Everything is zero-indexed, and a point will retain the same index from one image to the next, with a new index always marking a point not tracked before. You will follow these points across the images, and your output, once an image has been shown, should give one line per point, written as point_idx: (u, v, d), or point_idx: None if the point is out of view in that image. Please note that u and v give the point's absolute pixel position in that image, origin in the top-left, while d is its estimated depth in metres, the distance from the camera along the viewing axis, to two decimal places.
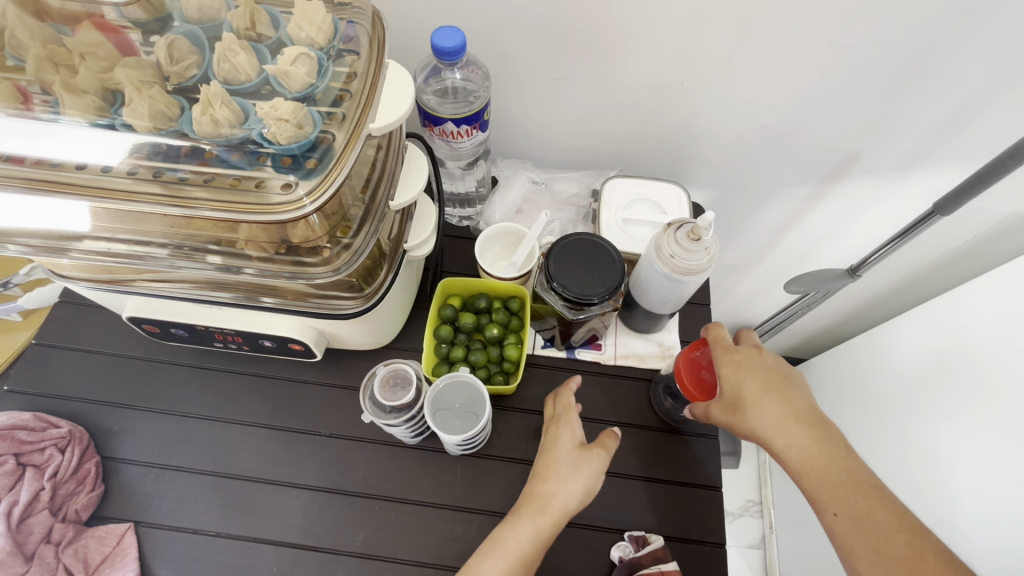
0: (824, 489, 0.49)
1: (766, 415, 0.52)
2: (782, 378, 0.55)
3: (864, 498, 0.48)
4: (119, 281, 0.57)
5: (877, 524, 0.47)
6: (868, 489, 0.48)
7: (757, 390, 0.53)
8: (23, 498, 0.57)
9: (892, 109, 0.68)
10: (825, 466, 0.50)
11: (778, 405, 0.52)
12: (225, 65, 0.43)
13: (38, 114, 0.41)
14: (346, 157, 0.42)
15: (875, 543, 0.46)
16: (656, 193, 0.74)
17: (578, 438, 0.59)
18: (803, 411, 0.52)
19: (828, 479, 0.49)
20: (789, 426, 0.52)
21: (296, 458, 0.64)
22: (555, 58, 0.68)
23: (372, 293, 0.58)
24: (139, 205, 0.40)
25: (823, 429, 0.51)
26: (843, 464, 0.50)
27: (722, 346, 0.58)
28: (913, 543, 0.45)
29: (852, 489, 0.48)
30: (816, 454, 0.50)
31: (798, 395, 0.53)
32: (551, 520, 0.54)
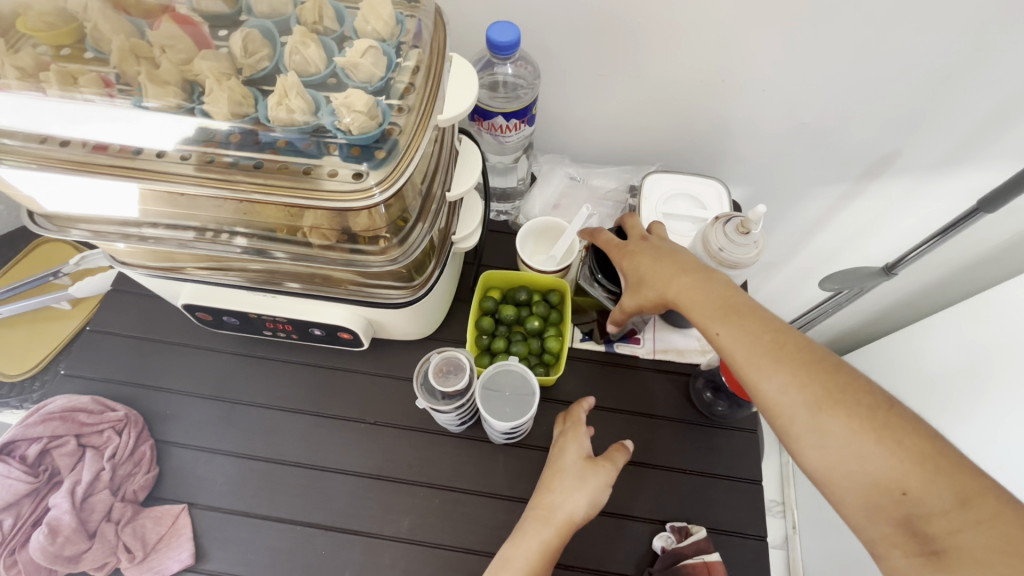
0: (706, 315, 0.51)
1: (653, 272, 0.55)
2: (669, 248, 0.57)
3: (741, 315, 0.49)
4: (177, 268, 0.59)
5: (756, 334, 0.47)
6: (742, 307, 0.50)
7: (646, 260, 0.57)
8: (86, 478, 0.59)
9: (936, 106, 0.67)
10: (703, 296, 0.51)
11: (665, 263, 0.55)
12: (297, 57, 0.44)
13: (121, 102, 0.42)
14: (413, 147, 0.43)
15: (755, 349, 0.47)
16: (696, 188, 0.74)
17: (584, 450, 0.59)
18: (682, 261, 0.55)
19: (705, 307, 0.51)
20: (675, 274, 0.54)
21: (342, 445, 0.66)
22: (599, 53, 0.68)
23: (420, 284, 0.59)
24: (179, 185, 0.42)
25: (704, 271, 0.53)
26: (718, 292, 0.51)
27: (614, 246, 0.61)
28: (785, 336, 0.47)
29: (729, 310, 0.50)
30: (695, 290, 0.52)
31: (680, 253, 0.56)
32: (553, 531, 0.53)
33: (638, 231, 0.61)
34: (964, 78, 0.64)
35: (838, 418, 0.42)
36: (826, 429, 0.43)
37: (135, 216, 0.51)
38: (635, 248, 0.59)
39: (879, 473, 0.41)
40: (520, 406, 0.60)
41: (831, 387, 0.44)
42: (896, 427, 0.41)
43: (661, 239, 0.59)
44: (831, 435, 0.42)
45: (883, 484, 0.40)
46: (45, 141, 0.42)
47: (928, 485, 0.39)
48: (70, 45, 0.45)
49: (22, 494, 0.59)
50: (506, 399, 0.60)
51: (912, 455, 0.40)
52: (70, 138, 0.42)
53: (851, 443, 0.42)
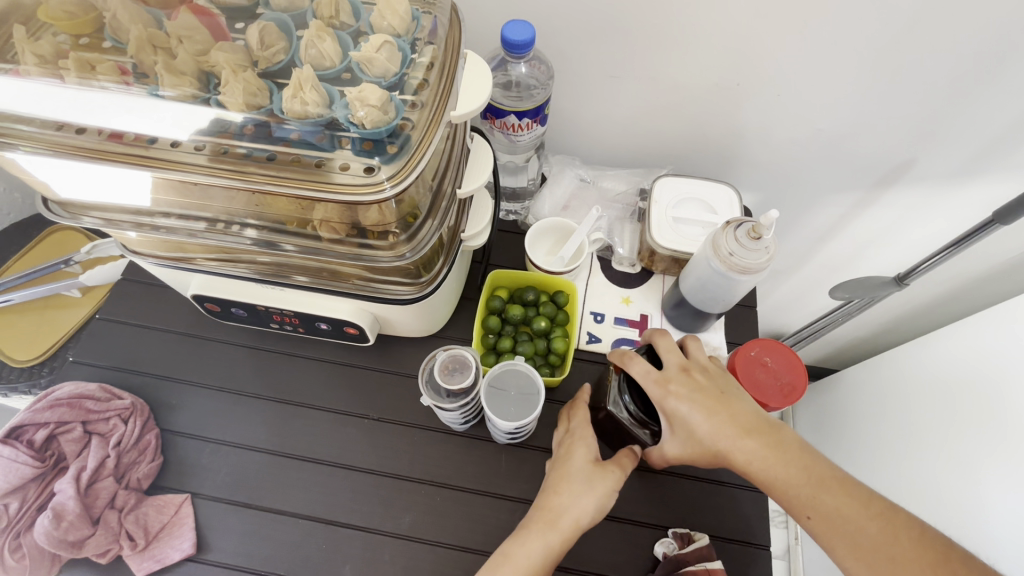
0: (793, 491, 0.49)
1: (716, 432, 0.51)
2: (720, 392, 0.53)
3: (834, 495, 0.48)
4: (188, 258, 0.60)
5: (856, 522, 0.47)
6: (833, 483, 0.48)
7: (699, 411, 0.51)
8: (91, 464, 0.60)
9: (952, 116, 0.67)
10: (784, 470, 0.49)
11: (725, 419, 0.52)
12: (313, 50, 0.44)
13: (138, 92, 0.42)
14: (426, 143, 0.43)
15: (862, 541, 0.46)
16: (707, 193, 0.74)
17: (592, 454, 0.57)
18: (745, 419, 0.52)
19: (791, 484, 0.49)
20: (740, 437, 0.51)
21: (346, 440, 0.66)
22: (612, 55, 0.68)
23: (428, 281, 0.59)
24: (191, 174, 0.42)
25: (770, 431, 0.51)
26: (798, 464, 0.50)
27: (651, 377, 0.54)
28: (887, 522, 0.46)
29: (819, 487, 0.48)
30: (772, 461, 0.50)
31: (736, 402, 0.53)
32: (560, 537, 0.52)
33: (678, 362, 0.55)
34: (982, 87, 0.63)
35: None
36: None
37: (148, 205, 0.52)
38: (679, 390, 0.53)
39: None
40: (526, 405, 0.58)
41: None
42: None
43: (705, 376, 0.55)
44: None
45: None
46: (62, 128, 0.43)
47: None
48: (89, 34, 0.45)
49: (28, 479, 0.59)
50: (512, 398, 0.59)
51: None
52: (85, 126, 0.43)
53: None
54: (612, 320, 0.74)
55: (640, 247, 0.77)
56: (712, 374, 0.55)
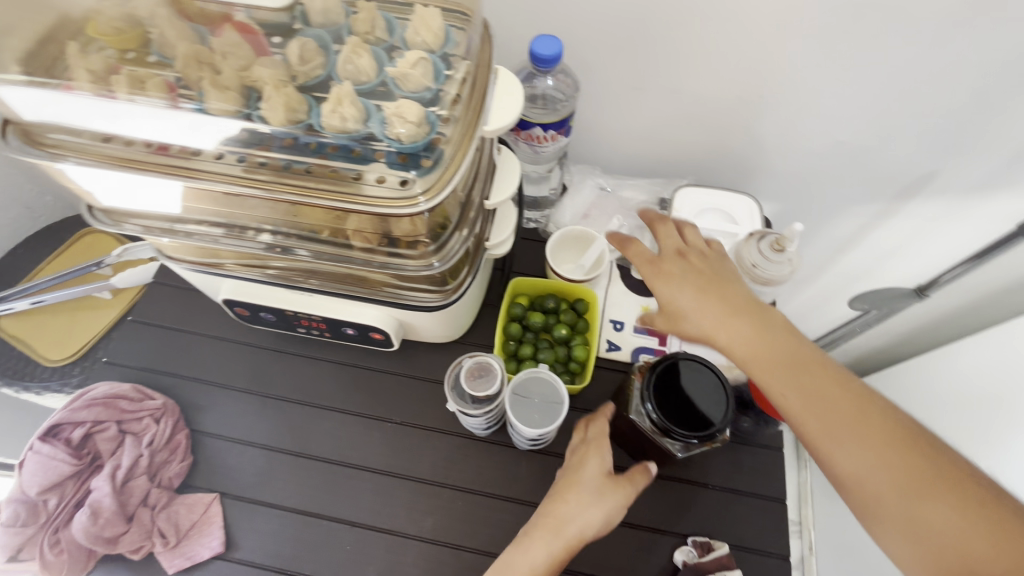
0: (771, 370, 0.48)
1: (705, 311, 0.51)
2: (716, 275, 0.53)
3: (816, 375, 0.47)
4: (220, 264, 0.61)
5: (832, 402, 0.46)
6: (815, 367, 0.47)
7: (692, 292, 0.52)
8: (125, 463, 0.61)
9: (974, 129, 0.67)
10: (767, 348, 0.48)
11: (716, 299, 0.51)
12: (350, 66, 0.46)
13: (184, 107, 0.44)
14: (459, 158, 0.44)
15: (850, 427, 0.44)
16: (728, 203, 0.74)
17: (604, 468, 0.59)
18: (737, 301, 0.51)
19: (771, 361, 0.48)
20: (727, 317, 0.50)
21: (370, 443, 0.67)
22: (636, 67, 0.69)
23: (453, 289, 0.61)
24: (233, 185, 0.44)
25: (759, 313, 0.51)
26: (789, 346, 0.49)
27: (647, 261, 0.55)
28: (868, 408, 0.45)
29: (800, 369, 0.47)
30: (757, 341, 0.49)
31: (731, 287, 0.53)
32: (564, 545, 0.53)
33: (675, 249, 0.56)
34: (1009, 100, 0.63)
35: (937, 507, 0.41)
36: (913, 513, 0.41)
37: (175, 212, 0.54)
38: (674, 273, 0.54)
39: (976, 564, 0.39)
40: (550, 412, 0.59)
41: (926, 473, 0.42)
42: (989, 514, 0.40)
43: (701, 260, 0.55)
44: (926, 521, 0.41)
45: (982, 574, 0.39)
46: (109, 140, 0.45)
47: None
48: (135, 49, 0.47)
49: (66, 476, 0.61)
50: (536, 406, 0.60)
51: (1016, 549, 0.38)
52: (134, 139, 0.44)
53: (940, 531, 0.40)
54: (632, 328, 0.75)
55: None
56: (709, 258, 0.55)
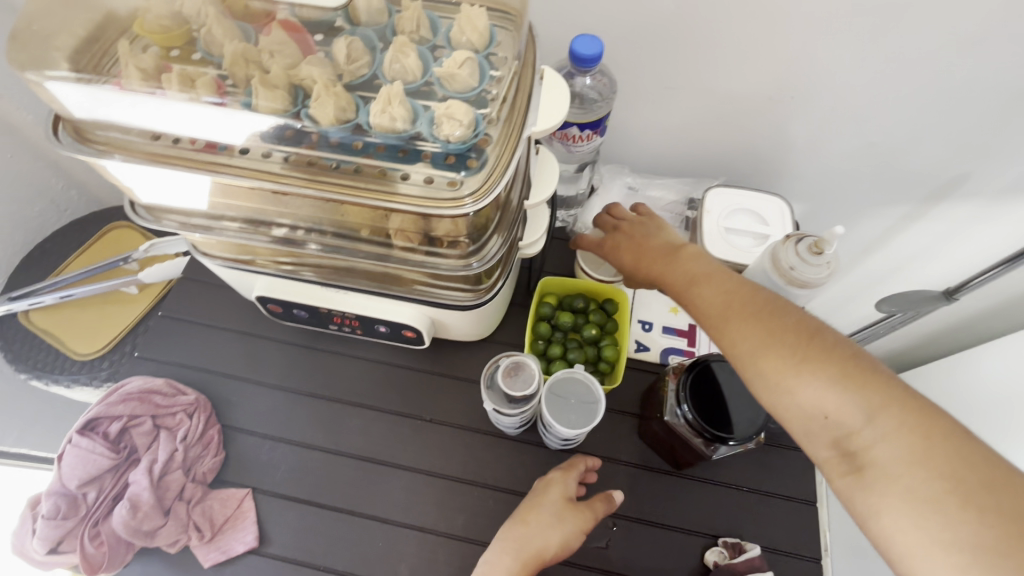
0: (668, 286, 0.53)
1: (632, 258, 0.58)
2: (642, 234, 0.60)
3: (697, 281, 0.50)
4: (256, 262, 0.61)
5: (704, 296, 0.48)
6: (697, 274, 0.50)
7: (620, 252, 0.60)
8: (161, 457, 0.62)
9: (1011, 130, 0.66)
10: (662, 271, 0.54)
11: (638, 251, 0.58)
12: (397, 66, 0.46)
13: (229, 106, 0.43)
14: (506, 158, 0.44)
15: (733, 321, 0.45)
16: (759, 204, 0.74)
17: (568, 491, 0.59)
18: (651, 244, 0.58)
19: (665, 279, 0.53)
20: (642, 259, 0.57)
21: (399, 440, 0.67)
22: (669, 67, 0.69)
23: (486, 290, 0.60)
24: (280, 185, 0.44)
25: (667, 248, 0.56)
26: (688, 265, 0.52)
27: (595, 247, 0.64)
28: (732, 293, 0.47)
29: (684, 278, 0.51)
30: (657, 266, 0.54)
31: (652, 237, 0.59)
32: (520, 565, 0.54)
33: (611, 225, 0.64)
34: None
35: (771, 359, 0.42)
36: (779, 387, 0.41)
37: (206, 209, 0.54)
38: (611, 243, 0.62)
39: (804, 404, 0.40)
40: (586, 413, 0.59)
41: (798, 348, 0.41)
42: (850, 376, 0.39)
43: (631, 226, 0.62)
44: (790, 391, 0.41)
45: (808, 411, 0.40)
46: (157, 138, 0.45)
47: (847, 408, 0.39)
48: (179, 46, 0.47)
49: (105, 469, 0.62)
50: (573, 405, 0.59)
51: (838, 385, 0.39)
52: (181, 137, 0.45)
53: (805, 402, 0.40)
54: (661, 329, 0.75)
55: None
56: (640, 224, 0.62)
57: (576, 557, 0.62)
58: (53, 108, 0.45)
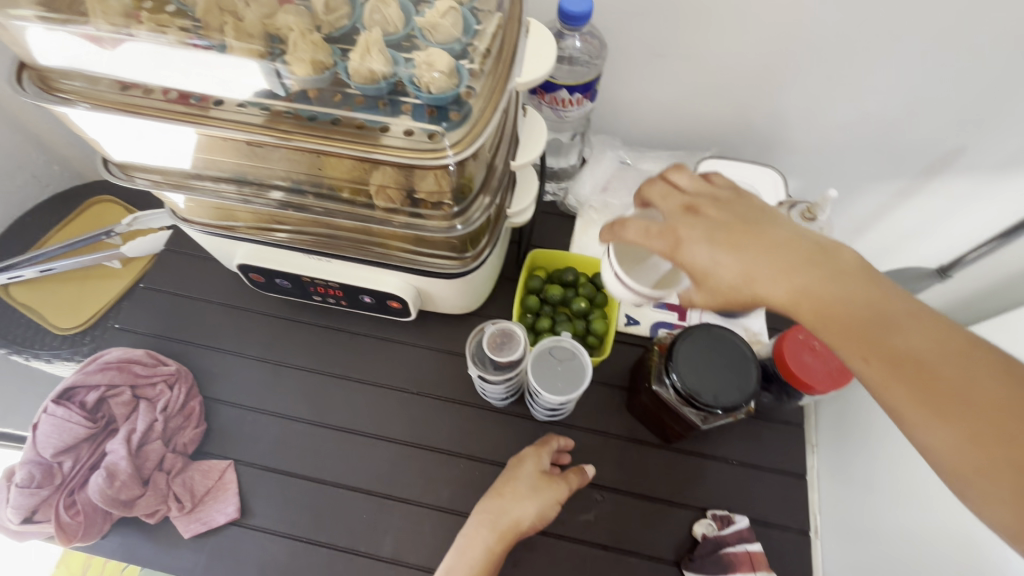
0: (841, 327, 0.37)
1: (759, 267, 0.40)
2: (743, 221, 0.44)
3: (900, 328, 0.36)
4: (235, 227, 0.59)
5: (925, 351, 0.35)
6: (901, 318, 0.36)
7: (720, 252, 0.42)
8: (140, 427, 0.61)
9: (1011, 100, 0.64)
10: (838, 308, 0.37)
11: (756, 252, 0.41)
12: (377, 16, 0.44)
13: (204, 48, 0.42)
14: (489, 112, 0.42)
15: (968, 386, 0.34)
16: (752, 176, 0.73)
17: (543, 464, 0.59)
18: (797, 255, 0.40)
19: (845, 321, 0.37)
20: (780, 271, 0.39)
21: (385, 413, 0.66)
22: (663, 33, 0.67)
23: (472, 258, 0.59)
24: (254, 136, 0.42)
25: (816, 258, 0.40)
26: (865, 291, 0.38)
27: (652, 233, 0.44)
28: (975, 361, 0.34)
29: (879, 319, 0.36)
30: (835, 301, 0.38)
31: (770, 231, 0.42)
32: (497, 537, 0.54)
33: (680, 206, 0.46)
34: None
35: None
36: None
37: (187, 168, 0.52)
38: (691, 233, 0.43)
39: None
40: (573, 379, 0.58)
41: None
42: None
43: (719, 211, 0.45)
44: None
45: None
46: (129, 88, 0.43)
47: None
48: None
49: (81, 439, 0.60)
50: (559, 373, 0.58)
51: None
52: (152, 87, 0.43)
53: None
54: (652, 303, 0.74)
55: None
56: (726, 202, 0.46)
57: (564, 530, 0.61)
58: (18, 55, 0.43)
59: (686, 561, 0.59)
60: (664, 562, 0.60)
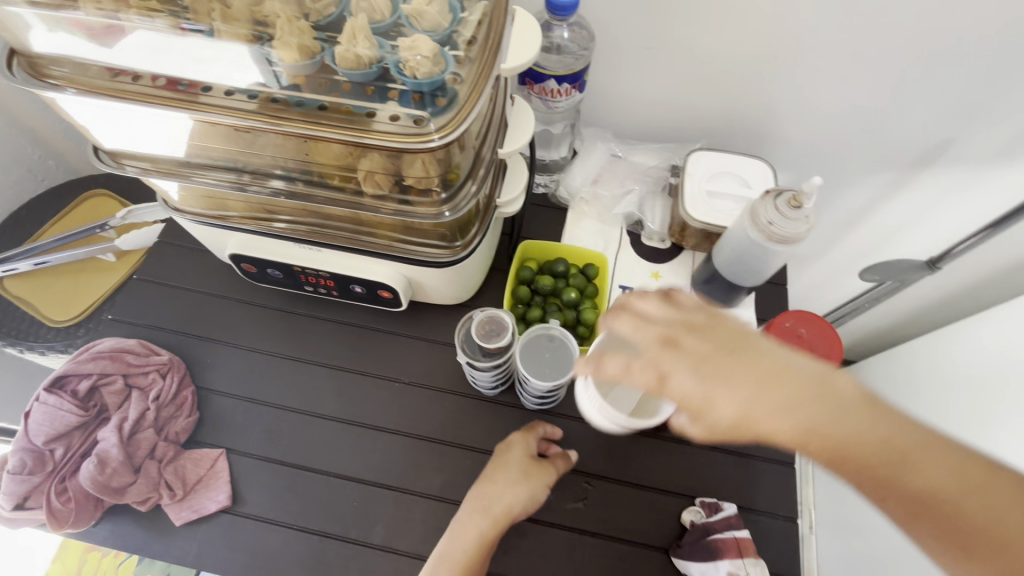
0: (864, 476, 0.33)
1: (760, 403, 0.33)
2: (738, 350, 0.36)
3: (925, 466, 0.32)
4: (227, 217, 0.60)
5: (954, 491, 0.32)
6: (924, 453, 0.33)
7: (710, 385, 0.34)
8: (132, 415, 0.61)
9: (996, 92, 0.64)
10: (858, 453, 0.32)
11: (757, 390, 0.34)
12: (364, 3, 0.45)
13: (194, 33, 0.43)
14: (474, 97, 0.43)
15: (1000, 522, 0.31)
16: (741, 167, 0.73)
17: (530, 449, 0.60)
18: (806, 387, 0.34)
19: (868, 468, 0.33)
20: (791, 408, 0.33)
21: (376, 402, 0.67)
22: (650, 25, 0.67)
23: (462, 247, 0.59)
24: (241, 121, 0.43)
25: (827, 391, 0.33)
26: (873, 424, 0.33)
27: (634, 372, 0.36)
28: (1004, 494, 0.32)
29: (902, 459, 0.33)
30: (858, 445, 0.32)
31: (764, 358, 0.35)
32: (490, 523, 0.54)
33: (655, 335, 0.38)
34: None
35: None
36: None
37: (178, 155, 0.53)
38: (678, 369, 0.35)
39: None
40: (560, 366, 0.59)
41: None
42: None
43: (699, 336, 0.37)
44: None
45: None
46: (118, 75, 0.44)
47: None
48: None
49: (73, 427, 0.60)
50: (547, 360, 0.59)
51: None
52: (142, 74, 0.44)
53: None
54: None
55: (673, 222, 0.77)
56: (710, 327, 0.38)
57: (553, 517, 0.61)
58: (8, 42, 0.44)
59: (674, 548, 0.59)
60: (653, 549, 0.61)
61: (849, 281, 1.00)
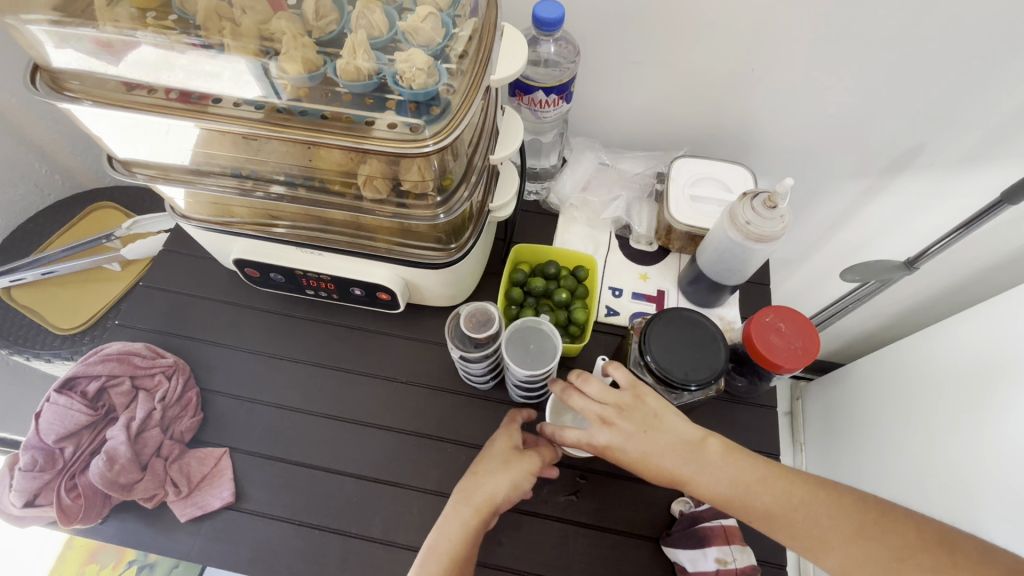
0: (726, 503, 0.49)
1: (654, 457, 0.50)
2: (650, 426, 0.51)
3: (761, 491, 0.48)
4: (233, 224, 0.63)
5: (784, 503, 0.47)
6: (759, 481, 0.48)
7: (629, 452, 0.51)
8: (139, 415, 0.63)
9: (961, 101, 0.68)
10: (714, 488, 0.49)
11: (662, 456, 0.50)
12: (363, 21, 0.48)
13: (202, 49, 0.46)
14: (466, 106, 0.46)
15: (820, 522, 0.46)
16: (722, 172, 0.77)
17: (514, 441, 0.62)
18: (679, 444, 0.50)
19: (725, 499, 0.48)
20: (678, 464, 0.50)
21: (375, 401, 0.69)
22: (633, 41, 0.71)
23: (456, 249, 0.62)
24: (250, 129, 0.46)
25: (696, 447, 0.50)
26: (719, 468, 0.49)
27: (585, 444, 0.53)
28: (817, 500, 0.47)
29: (746, 488, 0.48)
30: (714, 483, 0.49)
31: (658, 428, 0.51)
32: (472, 512, 0.55)
33: (594, 415, 0.53)
34: (996, 74, 0.64)
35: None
36: None
37: (187, 164, 0.56)
38: (611, 444, 0.52)
39: None
40: (543, 354, 0.63)
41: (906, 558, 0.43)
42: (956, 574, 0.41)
43: (625, 418, 0.52)
44: None
45: None
46: (133, 89, 0.47)
47: None
48: (154, 7, 0.48)
49: (82, 426, 0.62)
50: (530, 351, 0.64)
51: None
52: (156, 87, 0.47)
53: None
54: (630, 295, 0.78)
55: (658, 226, 0.80)
56: (637, 407, 0.52)
57: (548, 510, 0.63)
58: (32, 59, 0.47)
59: (664, 536, 0.62)
60: (645, 538, 0.63)
61: (834, 282, 1.03)
